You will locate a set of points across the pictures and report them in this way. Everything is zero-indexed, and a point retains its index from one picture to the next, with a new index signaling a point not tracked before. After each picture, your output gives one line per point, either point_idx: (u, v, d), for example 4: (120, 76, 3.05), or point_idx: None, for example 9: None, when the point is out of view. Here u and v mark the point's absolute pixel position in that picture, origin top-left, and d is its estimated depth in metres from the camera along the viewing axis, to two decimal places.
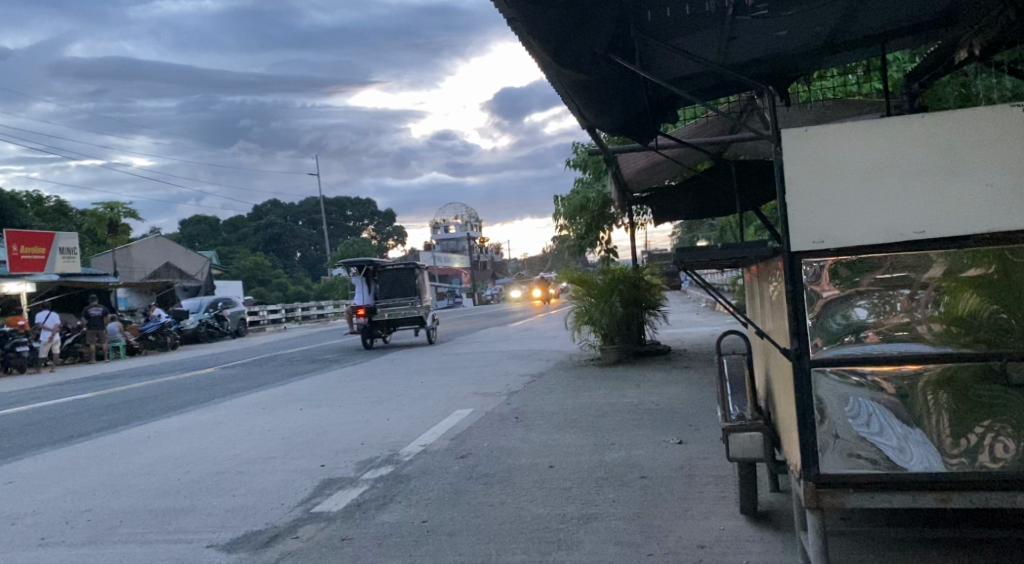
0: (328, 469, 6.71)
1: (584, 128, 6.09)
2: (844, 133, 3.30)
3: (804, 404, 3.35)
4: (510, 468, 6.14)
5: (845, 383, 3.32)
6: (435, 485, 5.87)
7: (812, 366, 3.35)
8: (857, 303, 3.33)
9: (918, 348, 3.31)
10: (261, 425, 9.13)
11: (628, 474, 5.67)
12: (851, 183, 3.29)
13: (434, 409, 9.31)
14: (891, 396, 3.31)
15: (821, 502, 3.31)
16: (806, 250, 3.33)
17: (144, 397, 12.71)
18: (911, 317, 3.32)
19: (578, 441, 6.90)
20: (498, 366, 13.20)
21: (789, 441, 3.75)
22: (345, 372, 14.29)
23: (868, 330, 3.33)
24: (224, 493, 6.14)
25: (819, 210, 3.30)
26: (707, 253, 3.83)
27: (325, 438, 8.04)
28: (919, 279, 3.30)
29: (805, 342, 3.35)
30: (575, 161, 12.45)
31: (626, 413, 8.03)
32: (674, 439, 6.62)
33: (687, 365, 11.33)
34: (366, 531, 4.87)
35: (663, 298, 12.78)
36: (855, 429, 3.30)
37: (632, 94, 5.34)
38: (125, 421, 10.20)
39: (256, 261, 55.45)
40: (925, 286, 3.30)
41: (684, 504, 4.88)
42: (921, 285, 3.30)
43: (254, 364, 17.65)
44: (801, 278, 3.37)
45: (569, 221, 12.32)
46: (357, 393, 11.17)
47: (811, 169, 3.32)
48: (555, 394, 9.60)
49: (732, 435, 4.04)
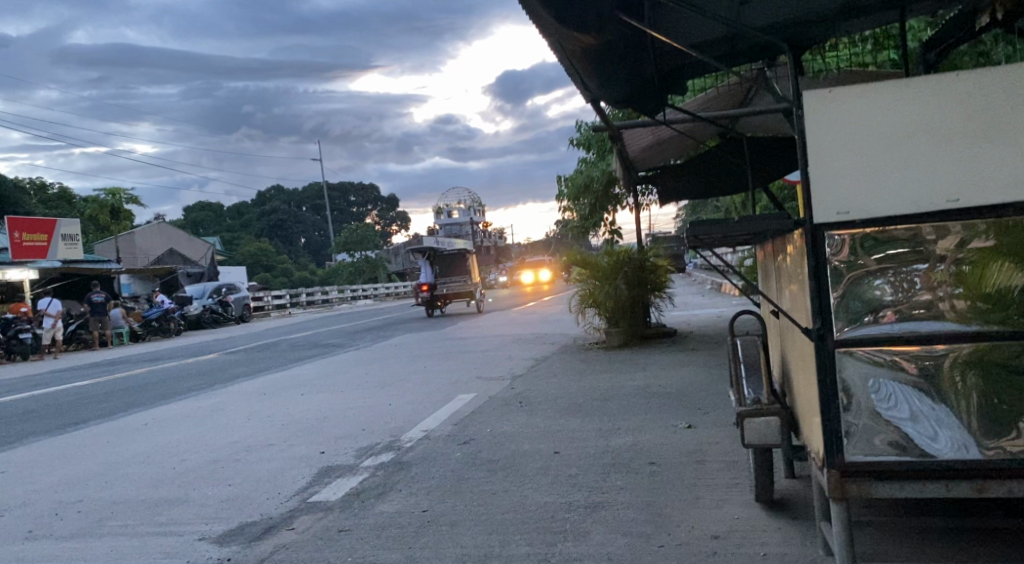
0: (327, 457, 6.51)
1: (590, 101, 5.86)
2: (870, 95, 3.04)
3: (827, 388, 3.13)
4: (513, 454, 5.94)
5: (870, 365, 3.09)
6: (437, 472, 5.67)
7: (835, 348, 3.12)
8: (877, 279, 3.09)
9: (942, 326, 3.07)
10: (260, 411, 8.94)
11: (637, 460, 5.46)
12: (877, 151, 3.05)
13: (436, 394, 9.13)
14: (913, 378, 3.09)
15: (846, 493, 3.09)
16: (828, 222, 3.10)
17: (144, 383, 12.55)
18: (933, 293, 3.08)
19: (583, 425, 6.70)
20: (502, 350, 13.01)
21: (809, 426, 3.53)
22: (348, 356, 14.11)
23: (887, 308, 3.09)
24: (219, 483, 5.95)
25: (842, 180, 3.06)
26: (722, 227, 3.59)
27: (325, 425, 7.86)
28: (941, 252, 3.06)
29: (828, 322, 3.12)
30: (579, 140, 12.18)
31: (633, 397, 7.82)
32: (683, 423, 6.41)
33: (694, 347, 11.11)
34: (364, 522, 4.67)
35: (670, 279, 12.54)
36: (881, 415, 3.08)
37: (638, 63, 5.12)
38: (123, 408, 10.04)
39: (260, 247, 55.31)
40: (949, 259, 3.05)
41: (696, 492, 4.67)
42: (944, 259, 3.06)
43: (257, 349, 17.50)
44: (823, 253, 3.13)
45: (573, 201, 12.07)
46: (359, 378, 10.99)
47: (834, 135, 3.07)
48: (559, 378, 9.40)
49: (747, 421, 3.82)
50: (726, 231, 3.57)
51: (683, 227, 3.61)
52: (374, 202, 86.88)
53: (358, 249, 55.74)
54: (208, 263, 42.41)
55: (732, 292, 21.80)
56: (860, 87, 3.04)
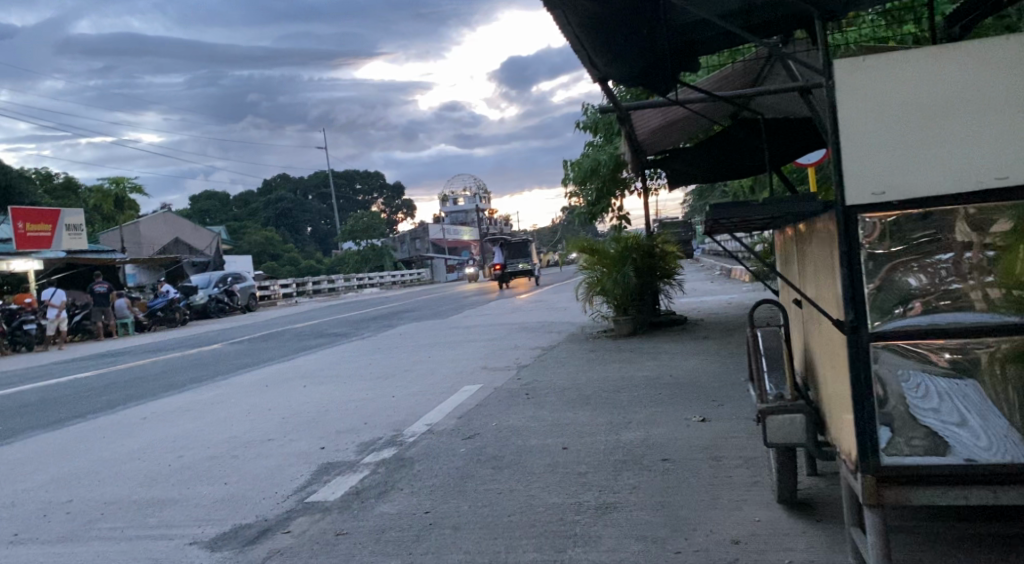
0: (327, 453, 6.28)
1: (596, 78, 5.60)
2: (908, 62, 2.76)
3: (863, 385, 2.85)
4: (520, 450, 5.69)
5: (907, 359, 2.81)
6: (441, 469, 5.43)
7: (870, 340, 2.84)
8: (911, 267, 2.81)
9: (974, 317, 2.80)
10: (261, 404, 8.72)
11: (649, 456, 5.21)
12: (917, 125, 2.76)
13: (442, 385, 8.90)
14: (945, 372, 2.82)
15: (882, 499, 2.81)
16: (861, 204, 2.82)
17: (145, 375, 12.34)
18: (962, 280, 2.81)
19: (592, 419, 6.46)
20: (509, 339, 12.75)
21: (838, 424, 3.26)
22: (353, 346, 13.90)
23: (915, 299, 2.82)
24: (215, 481, 5.73)
25: (878, 157, 2.78)
26: (745, 211, 3.31)
27: (327, 418, 7.64)
28: (973, 236, 2.78)
29: (862, 312, 2.85)
30: (585, 123, 11.86)
31: (643, 387, 7.57)
32: (697, 416, 6.16)
33: (705, 335, 10.85)
34: (364, 524, 4.44)
35: (680, 265, 12.25)
36: (919, 413, 2.82)
37: (648, 36, 4.85)
38: (122, 401, 9.83)
39: (266, 236, 55.20)
40: (980, 243, 2.78)
41: (712, 492, 4.42)
42: (976, 243, 2.78)
43: (261, 339, 17.28)
44: (857, 237, 2.85)
45: (579, 186, 11.76)
46: (363, 369, 10.76)
47: (867, 108, 2.79)
48: (567, 368, 9.15)
49: (769, 418, 3.56)
50: (749, 213, 3.30)
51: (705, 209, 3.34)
52: (379, 190, 86.47)
53: (364, 238, 55.38)
54: (213, 252, 42.21)
55: (741, 278, 21.42)
56: (895, 54, 2.77)
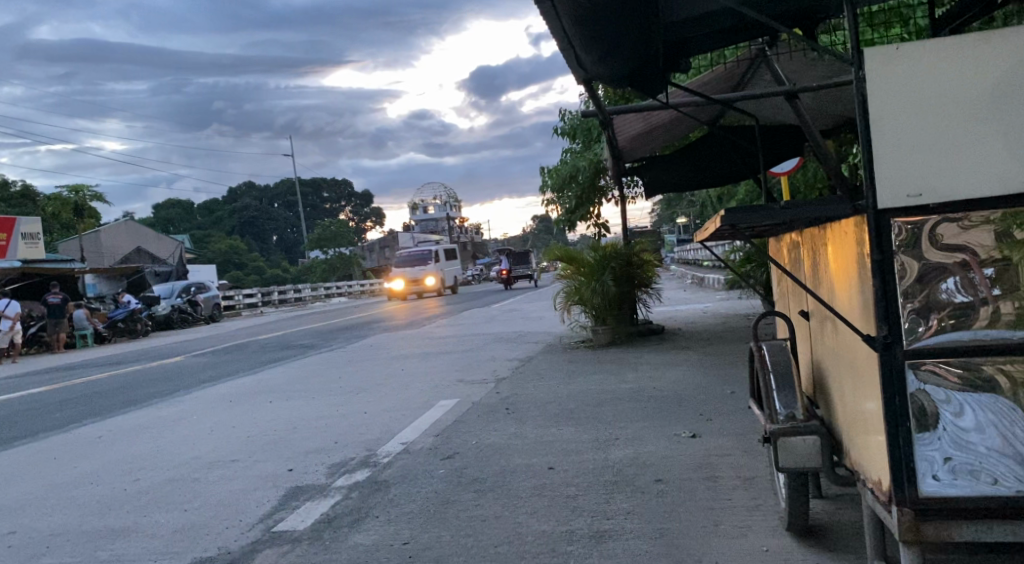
0: (296, 476, 5.90)
1: (584, 76, 5.33)
2: (948, 51, 2.50)
3: (900, 408, 2.59)
4: (503, 471, 5.37)
5: (944, 379, 2.54)
6: (419, 493, 5.09)
7: (904, 359, 2.57)
8: (939, 280, 2.52)
9: (985, 335, 2.52)
10: (226, 421, 8.29)
11: (642, 476, 4.92)
12: (955, 119, 2.50)
13: (416, 400, 8.55)
14: (963, 387, 2.54)
15: (922, 535, 2.55)
16: (895, 207, 2.55)
17: (103, 390, 11.78)
18: (973, 295, 2.51)
19: (578, 435, 6.16)
20: (484, 350, 12.41)
21: (862, 448, 2.99)
22: (322, 358, 13.45)
23: (940, 314, 2.53)
24: (175, 508, 5.33)
25: (913, 155, 2.53)
26: (761, 215, 3.04)
27: (295, 436, 7.25)
28: (982, 247, 2.50)
29: (896, 329, 2.57)
30: (564, 129, 11.63)
31: (628, 401, 7.29)
32: (687, 432, 5.88)
33: (685, 345, 10.62)
34: (337, 557, 4.08)
35: (658, 274, 12.02)
36: (962, 439, 2.55)
37: (641, 32, 4.59)
38: (77, 419, 9.31)
39: (232, 245, 54.19)
40: (989, 257, 2.50)
41: (712, 517, 4.13)
42: (988, 256, 2.50)
43: (226, 351, 16.73)
44: (889, 244, 2.58)
45: (557, 194, 11.49)
46: (333, 383, 10.35)
47: (901, 101, 2.54)
48: (547, 381, 8.84)
49: (783, 440, 3.29)
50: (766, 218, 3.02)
51: (722, 213, 3.06)
52: (347, 198, 85.53)
53: (331, 246, 54.51)
54: (176, 261, 41.24)
55: (714, 286, 21.36)
56: (934, 42, 2.51)
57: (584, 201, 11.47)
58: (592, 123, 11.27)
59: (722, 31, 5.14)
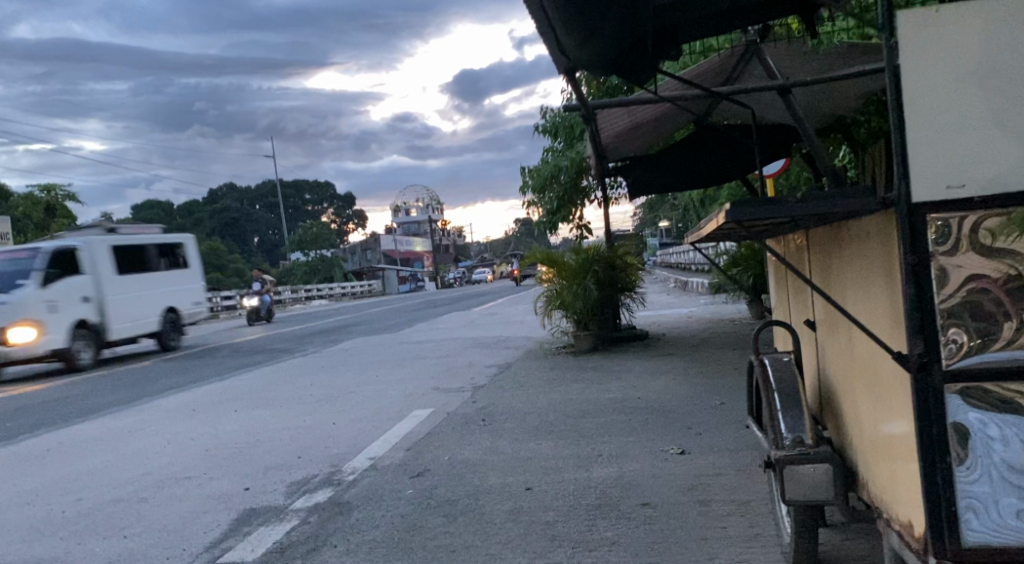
0: (251, 496, 5.41)
1: (565, 62, 4.90)
2: (1001, 13, 2.07)
3: (938, 440, 2.19)
4: (476, 492, 4.92)
5: (988, 407, 2.14)
6: (382, 518, 4.63)
7: (943, 381, 2.17)
8: (975, 293, 2.12)
9: (1009, 358, 2.12)
10: (184, 432, 7.77)
11: (627, 499, 4.51)
12: (1006, 101, 2.10)
13: (387, 410, 8.09)
14: (996, 411, 2.14)
15: None
16: (932, 201, 2.13)
17: (59, 398, 11.17)
18: (999, 310, 2.12)
19: (557, 450, 5.74)
20: (461, 356, 11.95)
21: (884, 480, 2.58)
22: (292, 364, 12.92)
23: (975, 330, 2.13)
24: (114, 534, 4.83)
25: (954, 139, 2.12)
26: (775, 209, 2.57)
27: (256, 450, 6.76)
28: (1004, 262, 2.11)
29: (933, 346, 2.17)
30: (545, 127, 11.20)
31: (611, 412, 6.89)
32: (674, 448, 5.48)
33: (670, 351, 10.25)
34: None
35: (641, 277, 11.64)
36: (1006, 476, 2.14)
37: (628, 17, 4.18)
38: (25, 429, 8.72)
39: (210, 247, 53.35)
40: (1005, 274, 2.11)
41: (704, 550, 3.71)
42: (1004, 273, 2.11)
43: (196, 355, 16.13)
44: (924, 244, 2.16)
45: (538, 195, 11.05)
46: (302, 391, 9.85)
47: (941, 75, 2.12)
48: (526, 390, 8.43)
49: (790, 470, 2.89)
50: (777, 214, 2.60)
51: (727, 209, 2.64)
52: (328, 199, 84.67)
53: (311, 248, 53.61)
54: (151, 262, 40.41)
55: (697, 290, 21.08)
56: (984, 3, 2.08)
57: (567, 202, 11.03)
58: (575, 120, 10.84)
59: (714, 16, 4.70)
